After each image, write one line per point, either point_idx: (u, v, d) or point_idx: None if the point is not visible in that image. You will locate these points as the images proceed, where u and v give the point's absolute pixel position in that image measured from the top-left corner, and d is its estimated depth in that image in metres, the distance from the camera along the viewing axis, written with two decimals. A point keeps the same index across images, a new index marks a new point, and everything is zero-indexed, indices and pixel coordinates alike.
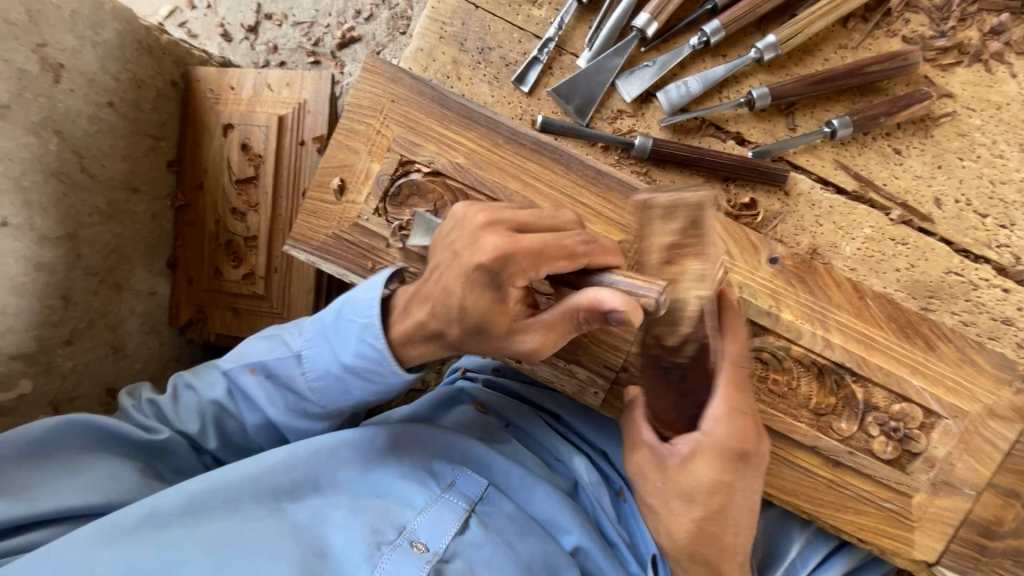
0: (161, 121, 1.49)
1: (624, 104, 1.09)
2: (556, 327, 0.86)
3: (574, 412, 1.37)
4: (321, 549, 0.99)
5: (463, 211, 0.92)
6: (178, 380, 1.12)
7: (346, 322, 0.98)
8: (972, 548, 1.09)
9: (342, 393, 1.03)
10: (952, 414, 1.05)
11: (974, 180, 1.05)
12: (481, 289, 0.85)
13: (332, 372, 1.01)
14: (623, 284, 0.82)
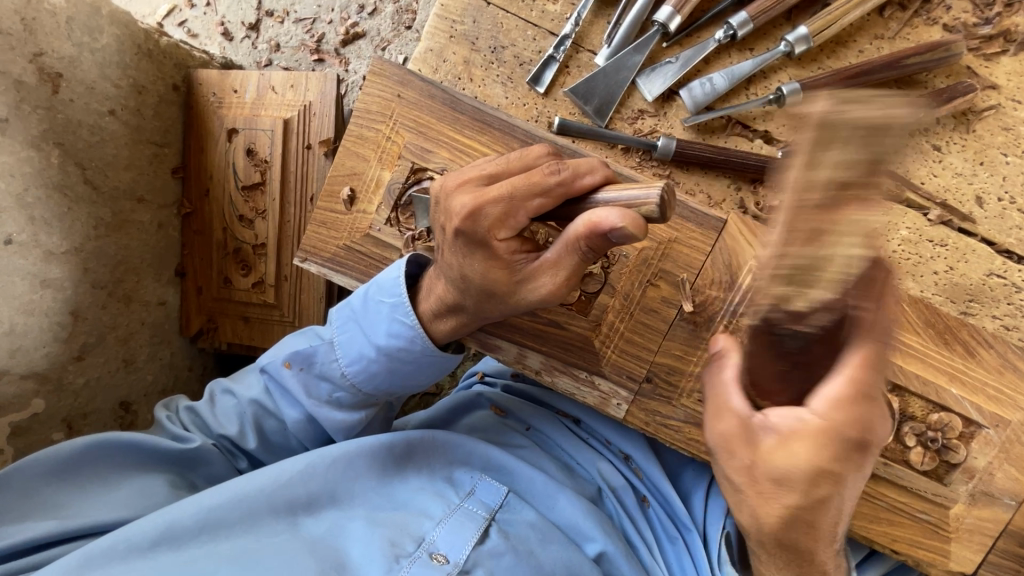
0: (164, 127, 1.45)
1: (646, 104, 1.04)
2: (562, 267, 0.80)
3: (595, 417, 1.35)
4: (341, 563, 0.98)
5: (439, 185, 0.90)
6: (217, 385, 1.13)
7: (374, 304, 0.98)
8: (1012, 559, 1.05)
9: (378, 375, 1.01)
10: (993, 424, 1.01)
11: (1019, 177, 0.99)
12: (471, 252, 0.84)
13: (366, 354, 0.99)
14: (622, 199, 0.72)
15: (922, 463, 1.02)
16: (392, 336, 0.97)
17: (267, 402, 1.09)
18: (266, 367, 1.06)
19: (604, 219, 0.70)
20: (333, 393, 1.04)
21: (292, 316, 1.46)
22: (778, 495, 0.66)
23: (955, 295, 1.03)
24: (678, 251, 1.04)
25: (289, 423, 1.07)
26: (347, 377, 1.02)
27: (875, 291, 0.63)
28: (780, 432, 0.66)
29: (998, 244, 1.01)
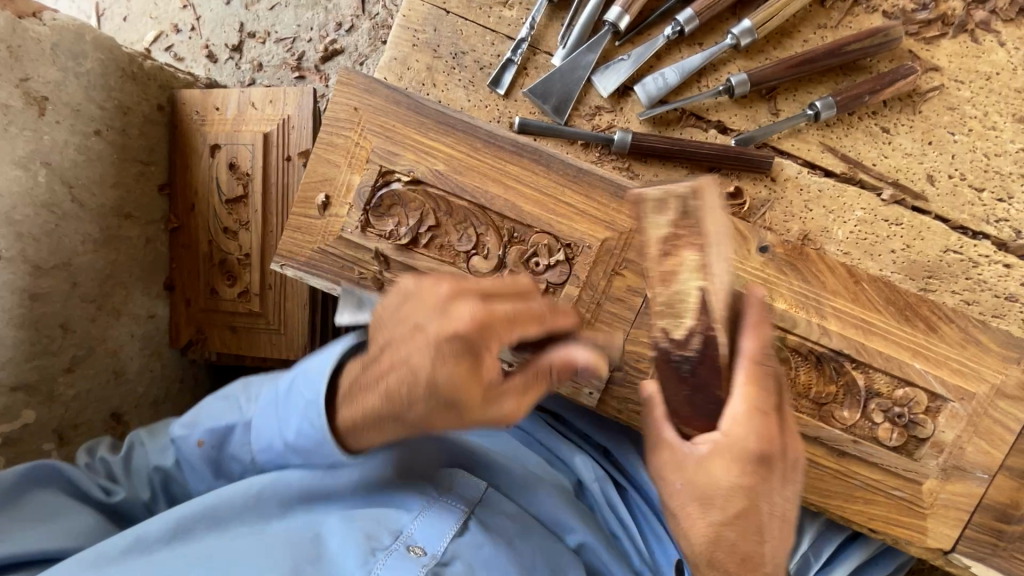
0: (150, 146, 1.50)
1: (602, 100, 1.08)
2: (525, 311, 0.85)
3: (572, 408, 1.36)
4: (316, 558, 0.97)
5: (411, 284, 0.88)
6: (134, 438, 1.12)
7: (295, 395, 0.95)
8: (988, 533, 1.06)
9: (290, 434, 0.97)
10: (957, 397, 1.02)
11: (967, 154, 1.02)
12: (452, 359, 0.80)
13: (275, 446, 1.00)
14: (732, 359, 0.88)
15: (890, 439, 1.04)
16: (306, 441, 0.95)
17: (176, 471, 1.09)
18: (178, 438, 1.05)
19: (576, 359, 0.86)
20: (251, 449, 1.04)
21: (277, 323, 1.50)
22: (702, 514, 0.89)
23: (913, 272, 1.05)
24: (640, 241, 1.07)
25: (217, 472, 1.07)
26: (251, 458, 1.05)
27: (756, 330, 0.87)
28: (701, 453, 0.88)
29: (952, 221, 1.04)
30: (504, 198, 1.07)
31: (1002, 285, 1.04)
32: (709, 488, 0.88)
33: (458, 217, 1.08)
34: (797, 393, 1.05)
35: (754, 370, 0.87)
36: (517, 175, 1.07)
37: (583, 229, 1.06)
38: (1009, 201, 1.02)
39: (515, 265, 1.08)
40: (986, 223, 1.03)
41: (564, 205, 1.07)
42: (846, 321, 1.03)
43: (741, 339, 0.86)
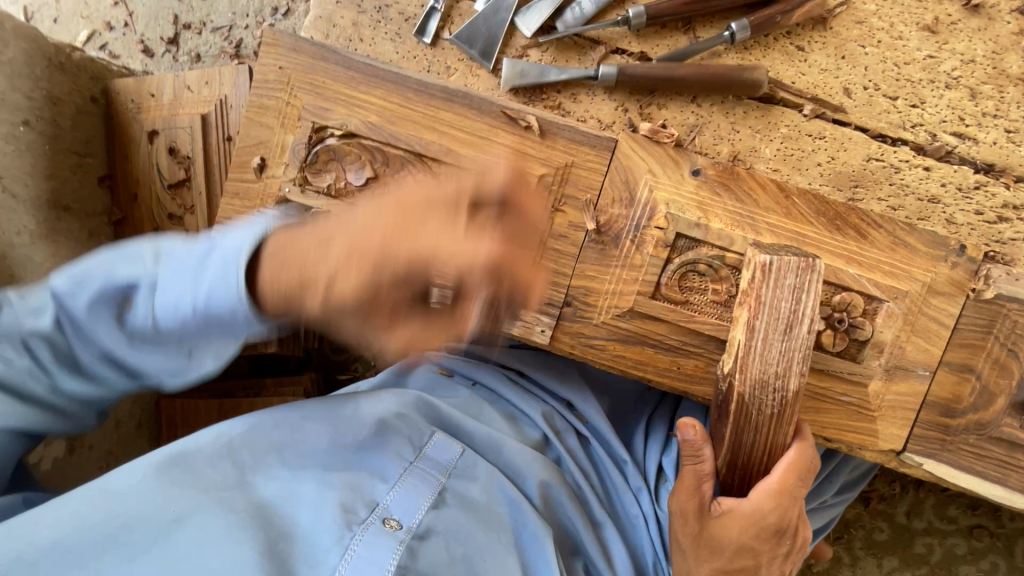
0: (85, 137, 1.47)
1: (527, 40, 1.10)
2: (469, 250, 0.86)
3: (535, 366, 1.37)
4: (285, 533, 0.88)
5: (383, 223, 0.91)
6: None
7: (212, 264, 0.83)
8: (937, 429, 1.10)
9: (195, 331, 0.87)
10: (892, 297, 1.05)
11: (879, 65, 1.07)
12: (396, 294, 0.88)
13: (184, 305, 0.84)
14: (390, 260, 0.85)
15: (834, 345, 1.07)
16: (235, 308, 0.84)
17: (61, 336, 0.90)
18: (62, 291, 0.86)
19: (478, 301, 0.90)
20: (138, 344, 0.89)
21: None
22: (711, 558, 0.97)
23: (840, 183, 1.09)
24: (577, 175, 1.09)
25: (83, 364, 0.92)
26: (160, 327, 0.87)
27: (801, 432, 1.00)
28: (728, 509, 0.96)
29: (871, 130, 1.08)
30: (439, 143, 1.08)
31: (924, 188, 1.08)
32: (720, 541, 0.96)
33: (395, 166, 1.09)
34: None
35: (795, 465, 0.97)
36: (451, 121, 1.08)
37: (520, 167, 1.08)
38: (921, 107, 1.07)
39: None
40: (903, 129, 1.08)
41: (499, 146, 1.08)
42: (781, 235, 1.06)
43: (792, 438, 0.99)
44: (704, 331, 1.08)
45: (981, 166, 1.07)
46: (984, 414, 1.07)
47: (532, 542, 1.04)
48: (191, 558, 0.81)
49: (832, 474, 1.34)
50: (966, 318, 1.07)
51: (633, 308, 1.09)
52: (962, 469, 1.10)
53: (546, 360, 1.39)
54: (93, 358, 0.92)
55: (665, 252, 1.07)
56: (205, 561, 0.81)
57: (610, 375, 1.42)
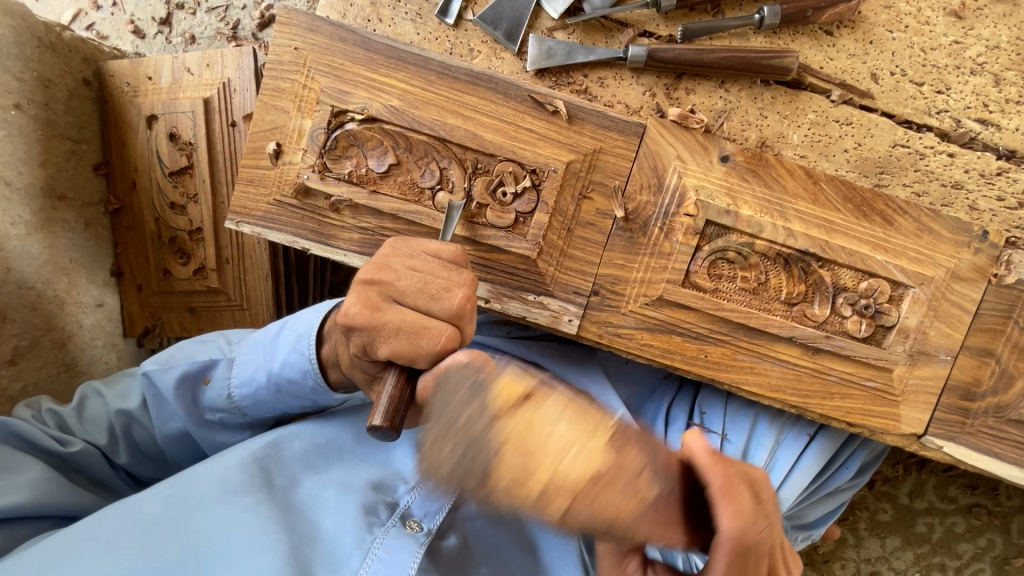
0: (78, 122, 1.40)
1: (553, 22, 1.07)
2: (426, 334, 0.87)
3: (554, 358, 1.36)
4: (309, 536, 0.86)
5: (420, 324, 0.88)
6: (88, 388, 1.12)
7: (286, 335, 1.04)
8: (956, 413, 1.11)
9: (266, 401, 1.05)
10: (918, 283, 1.06)
11: (906, 50, 1.06)
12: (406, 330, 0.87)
13: (258, 378, 1.03)
14: (390, 387, 0.85)
15: (859, 331, 1.07)
16: (307, 377, 1.01)
17: (141, 413, 1.09)
18: (151, 373, 1.05)
19: (455, 358, 0.77)
20: (217, 411, 1.08)
21: (239, 298, 1.43)
22: None
23: (867, 169, 1.09)
24: (604, 161, 1.06)
25: (161, 434, 1.09)
26: (232, 400, 1.05)
27: (735, 498, 0.62)
28: None
29: (897, 117, 1.08)
30: (463, 128, 1.04)
31: (948, 174, 1.09)
32: None
33: (419, 152, 1.05)
34: (769, 296, 1.08)
35: (738, 555, 0.62)
36: (476, 105, 1.05)
37: (546, 153, 1.05)
38: (947, 93, 1.07)
39: (482, 197, 1.06)
40: (929, 115, 1.08)
41: (525, 131, 1.05)
42: (809, 222, 1.06)
43: (720, 514, 0.62)
44: (732, 318, 1.07)
45: (1003, 152, 1.08)
46: (1002, 397, 1.09)
47: (555, 543, 1.02)
48: (228, 560, 0.80)
49: (849, 460, 1.39)
50: (987, 303, 1.09)
51: (661, 296, 1.07)
52: (980, 451, 1.12)
53: (563, 351, 1.37)
54: (170, 430, 1.09)
55: (695, 240, 1.06)
56: (238, 563, 0.80)
57: (627, 365, 1.41)
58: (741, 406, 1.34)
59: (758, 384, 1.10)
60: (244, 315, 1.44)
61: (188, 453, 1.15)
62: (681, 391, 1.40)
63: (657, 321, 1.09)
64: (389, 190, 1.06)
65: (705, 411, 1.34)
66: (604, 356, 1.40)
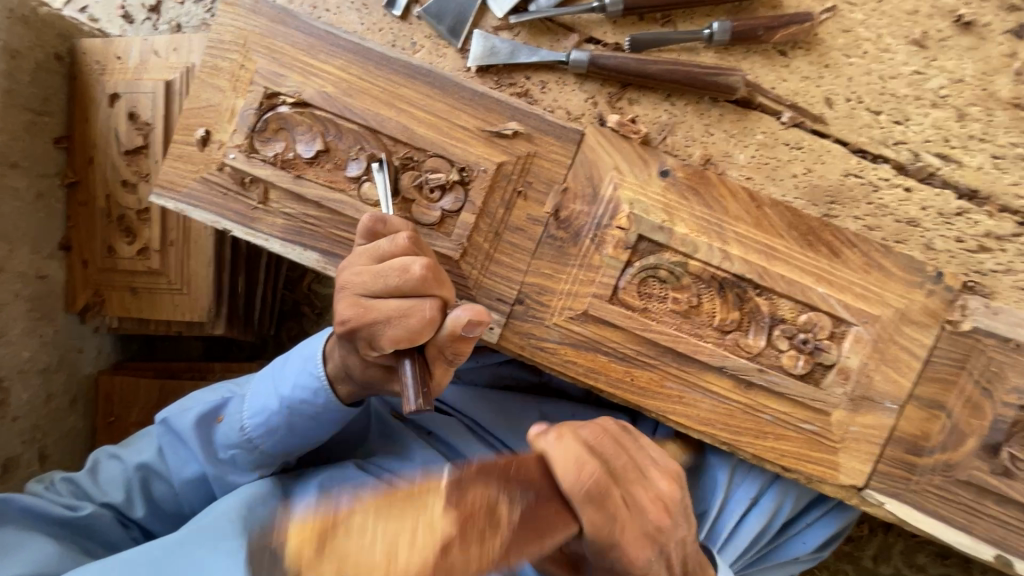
0: (43, 95, 1.40)
1: (499, 22, 1.05)
2: (415, 313, 0.86)
3: (492, 417, 1.31)
4: None
5: (405, 301, 0.86)
6: (101, 452, 1.13)
7: (292, 359, 1.05)
8: (901, 468, 1.02)
9: (278, 428, 1.04)
10: (861, 321, 0.99)
11: (863, 77, 1.01)
12: (394, 320, 0.86)
13: (270, 406, 1.03)
14: (410, 373, 0.88)
15: (796, 367, 1.00)
16: (318, 395, 1.01)
17: (158, 464, 1.11)
18: (165, 419, 1.09)
19: (454, 317, 0.85)
20: (230, 449, 1.07)
21: (179, 283, 1.41)
22: None
23: (816, 197, 1.03)
24: (539, 166, 1.02)
25: (178, 483, 1.10)
26: (244, 432, 1.05)
27: (627, 470, 0.74)
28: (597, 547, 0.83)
29: (851, 145, 1.02)
30: (395, 120, 1.02)
31: (903, 210, 1.02)
32: None
33: (348, 140, 1.03)
34: (700, 321, 1.01)
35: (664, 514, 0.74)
36: (410, 98, 1.02)
37: (478, 152, 1.02)
38: (906, 124, 1.02)
39: (408, 192, 1.02)
40: (885, 146, 1.02)
41: (459, 128, 1.02)
42: (749, 246, 1.00)
43: (633, 486, 0.73)
44: (660, 341, 1.01)
45: (964, 191, 1.02)
46: (952, 455, 1.00)
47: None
48: None
49: (806, 533, 1.26)
50: (940, 351, 1.00)
51: (587, 310, 1.02)
52: (925, 513, 1.02)
53: (507, 404, 1.33)
54: (186, 477, 1.10)
55: (625, 255, 1.00)
56: None
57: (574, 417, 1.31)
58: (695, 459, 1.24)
59: (685, 416, 1.03)
60: (183, 300, 1.41)
61: (208, 501, 1.15)
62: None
63: (582, 338, 1.03)
64: (315, 176, 1.03)
65: None
66: (548, 407, 1.32)
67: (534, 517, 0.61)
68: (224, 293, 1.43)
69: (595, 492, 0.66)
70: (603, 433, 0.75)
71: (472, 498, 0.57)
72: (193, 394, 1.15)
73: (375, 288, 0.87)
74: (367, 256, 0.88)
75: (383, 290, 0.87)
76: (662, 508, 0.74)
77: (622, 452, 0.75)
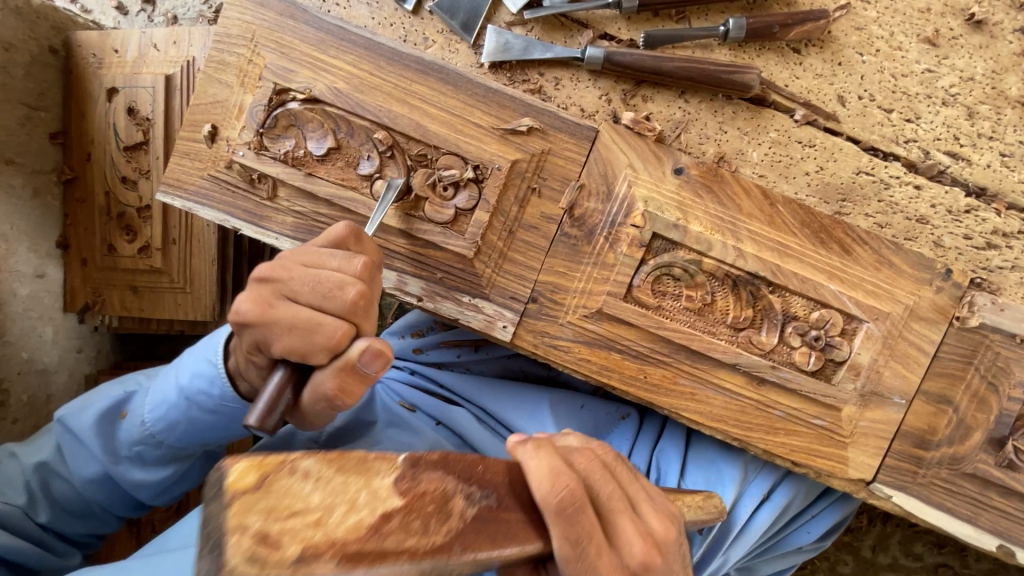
0: (38, 89, 1.37)
1: (512, 17, 1.04)
2: (319, 333, 0.77)
3: (503, 407, 1.31)
4: None
5: (311, 321, 0.78)
6: (5, 450, 1.09)
7: (191, 355, 0.97)
8: (909, 461, 1.04)
9: (178, 423, 0.98)
10: (872, 318, 1.00)
11: (875, 75, 1.02)
12: (296, 336, 0.78)
13: (169, 398, 0.97)
14: (274, 385, 0.77)
15: (808, 364, 1.01)
16: (213, 385, 0.93)
17: (56, 462, 1.06)
18: (70, 415, 1.05)
19: (360, 346, 0.77)
20: (133, 446, 1.02)
21: (182, 281, 1.38)
22: None
23: (828, 195, 1.03)
24: (553, 164, 1.02)
25: (79, 481, 1.06)
26: (146, 427, 1.00)
27: (614, 502, 0.67)
28: None
29: (863, 143, 1.03)
30: (408, 117, 1.00)
31: (913, 207, 1.03)
32: None
33: (360, 137, 1.01)
34: (714, 319, 1.02)
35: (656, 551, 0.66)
36: (422, 95, 1.01)
37: (492, 150, 1.01)
38: (917, 122, 1.02)
39: (422, 189, 1.01)
40: (896, 144, 1.03)
41: (472, 125, 1.01)
42: (762, 244, 1.01)
43: (619, 517, 0.66)
44: (674, 339, 1.01)
45: (973, 189, 1.03)
46: (958, 448, 1.02)
47: None
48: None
49: (811, 523, 1.28)
50: (948, 347, 1.02)
51: (601, 309, 1.02)
52: (931, 505, 1.04)
53: (515, 394, 1.33)
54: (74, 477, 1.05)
55: (640, 253, 1.00)
56: None
57: (582, 410, 1.32)
58: (701, 453, 1.26)
59: (698, 412, 1.04)
60: (185, 299, 1.39)
61: (115, 499, 1.10)
62: (639, 439, 1.31)
63: (596, 336, 1.03)
64: (327, 174, 1.02)
65: (661, 460, 1.26)
66: (558, 397, 1.32)
67: (489, 521, 0.58)
68: (228, 291, 1.41)
69: (569, 509, 0.61)
70: (592, 459, 0.68)
71: (426, 484, 0.55)
72: (101, 388, 1.10)
73: (294, 290, 0.80)
74: (292, 260, 0.81)
75: (304, 299, 0.79)
76: (654, 546, 0.66)
77: (610, 476, 0.69)
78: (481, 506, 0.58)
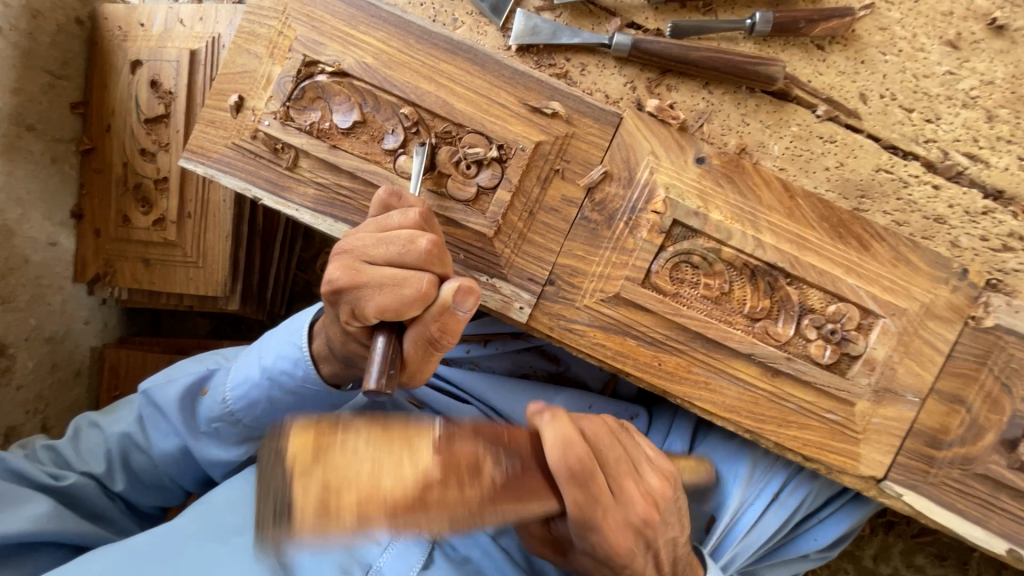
0: (63, 59, 1.37)
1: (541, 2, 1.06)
2: (410, 285, 0.79)
3: (511, 405, 1.29)
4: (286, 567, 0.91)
5: (404, 276, 0.80)
6: (83, 419, 1.10)
7: (279, 338, 0.99)
8: (920, 460, 1.04)
9: (258, 402, 0.99)
10: (889, 313, 1.00)
11: (898, 74, 1.03)
12: (389, 292, 0.80)
13: (252, 376, 0.98)
14: (381, 349, 0.80)
15: (823, 357, 1.02)
16: (298, 366, 0.96)
17: (136, 433, 1.07)
18: (152, 390, 1.05)
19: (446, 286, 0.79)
20: (212, 422, 1.02)
21: (195, 256, 1.38)
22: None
23: (847, 190, 1.04)
24: (576, 147, 1.03)
25: (157, 455, 1.07)
26: (226, 406, 1.00)
27: (620, 467, 0.74)
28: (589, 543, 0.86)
29: (883, 140, 1.04)
30: (435, 94, 1.01)
31: (931, 207, 1.04)
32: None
33: (386, 112, 1.02)
34: (730, 308, 1.02)
35: (651, 508, 0.76)
36: (450, 73, 1.01)
37: (517, 130, 1.02)
38: (937, 123, 1.04)
39: (445, 166, 1.02)
40: (915, 143, 1.04)
41: (498, 106, 1.02)
42: (781, 235, 1.01)
43: (625, 480, 0.74)
44: (690, 326, 1.01)
45: (990, 191, 1.04)
46: (970, 448, 1.02)
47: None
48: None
49: (818, 529, 1.27)
50: (963, 347, 1.02)
51: (618, 293, 1.02)
52: (941, 505, 1.04)
53: (523, 391, 1.31)
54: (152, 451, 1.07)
55: (659, 239, 1.01)
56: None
57: (591, 410, 1.29)
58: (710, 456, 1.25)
59: (710, 402, 1.03)
60: (197, 274, 1.39)
61: (188, 473, 1.12)
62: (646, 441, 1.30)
63: (612, 321, 1.03)
64: (351, 147, 1.02)
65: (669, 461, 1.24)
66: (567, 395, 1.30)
67: (517, 483, 0.61)
68: (240, 268, 1.41)
69: (583, 474, 0.66)
70: (602, 429, 0.75)
71: (460, 453, 0.58)
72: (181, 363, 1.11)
73: (378, 255, 0.82)
74: (375, 225, 0.84)
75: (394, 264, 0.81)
76: (650, 504, 0.76)
77: (616, 444, 0.76)
78: (508, 471, 0.60)
